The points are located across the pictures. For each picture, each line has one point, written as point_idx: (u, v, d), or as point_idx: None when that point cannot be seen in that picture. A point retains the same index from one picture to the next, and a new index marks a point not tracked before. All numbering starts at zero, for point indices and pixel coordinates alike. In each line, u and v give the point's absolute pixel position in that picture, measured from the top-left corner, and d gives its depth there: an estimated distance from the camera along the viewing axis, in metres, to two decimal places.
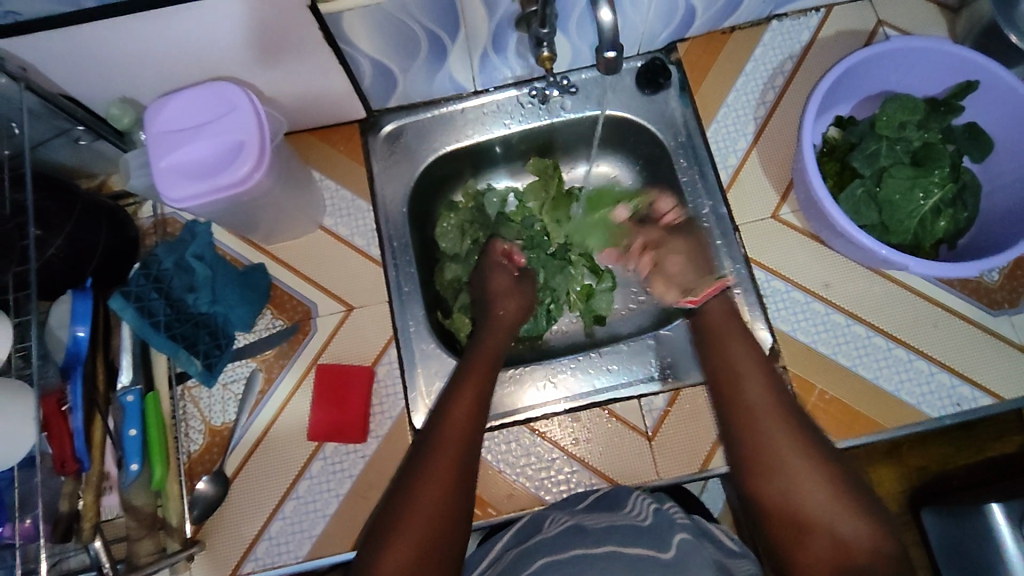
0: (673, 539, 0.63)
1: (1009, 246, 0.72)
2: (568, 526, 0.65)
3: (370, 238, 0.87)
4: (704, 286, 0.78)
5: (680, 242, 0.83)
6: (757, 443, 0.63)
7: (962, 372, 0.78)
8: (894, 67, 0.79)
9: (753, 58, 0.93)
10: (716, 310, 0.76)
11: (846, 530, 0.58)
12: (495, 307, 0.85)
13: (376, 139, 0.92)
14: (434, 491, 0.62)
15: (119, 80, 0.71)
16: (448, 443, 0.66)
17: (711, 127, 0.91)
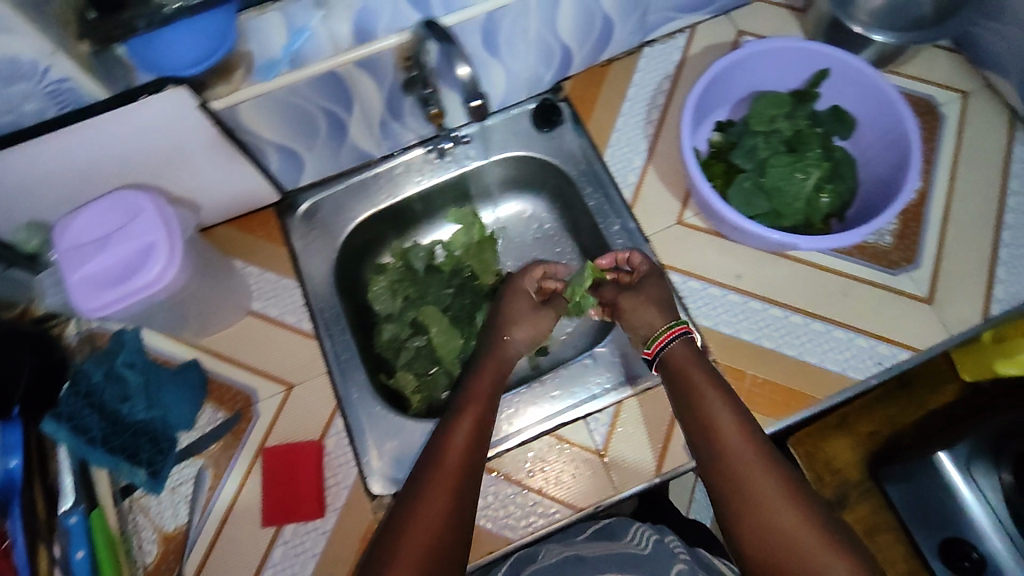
0: (672, 566, 0.65)
1: (886, 207, 0.78)
2: (568, 556, 0.67)
3: (300, 314, 0.88)
4: (664, 329, 0.79)
5: (651, 287, 0.83)
6: (747, 488, 0.64)
7: (878, 333, 0.82)
8: (755, 68, 0.86)
9: (633, 83, 0.99)
10: (680, 357, 0.76)
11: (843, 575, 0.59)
12: (502, 337, 0.85)
13: (293, 220, 0.94)
14: (425, 533, 0.63)
15: (26, 205, 0.74)
16: (441, 482, 0.67)
17: (607, 152, 0.96)
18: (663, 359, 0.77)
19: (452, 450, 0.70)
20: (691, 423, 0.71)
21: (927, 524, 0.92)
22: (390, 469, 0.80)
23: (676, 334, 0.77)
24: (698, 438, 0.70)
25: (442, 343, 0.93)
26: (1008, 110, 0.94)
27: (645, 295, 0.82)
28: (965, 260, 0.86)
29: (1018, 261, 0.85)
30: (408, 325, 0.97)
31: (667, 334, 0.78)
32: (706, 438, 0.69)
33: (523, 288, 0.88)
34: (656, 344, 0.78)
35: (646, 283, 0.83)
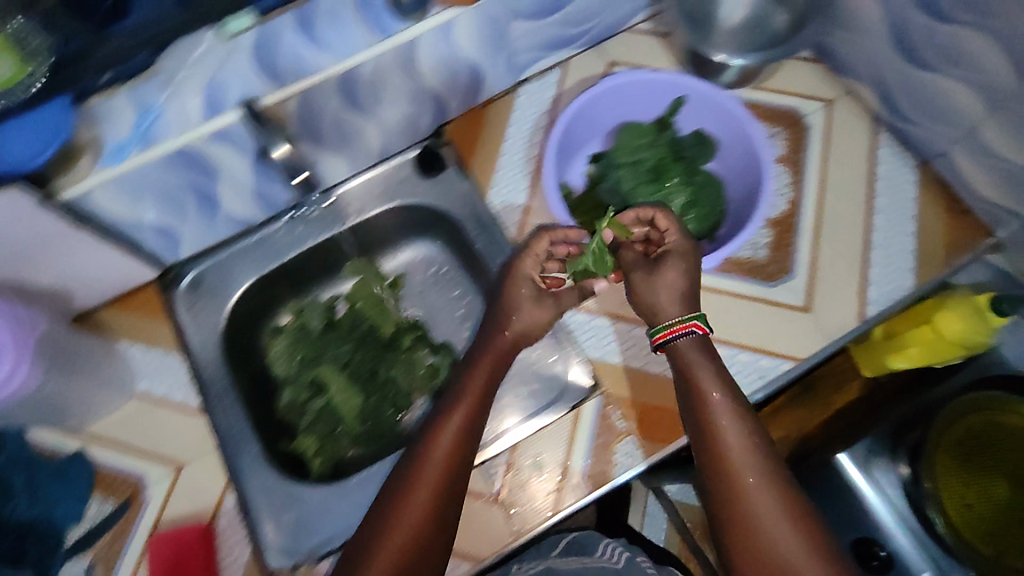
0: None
1: (745, 228, 0.82)
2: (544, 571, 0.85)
3: (186, 390, 0.88)
4: (677, 321, 0.77)
5: (671, 273, 0.79)
6: (728, 478, 0.69)
7: (758, 348, 0.85)
8: (616, 101, 0.88)
9: (512, 122, 1.01)
10: (686, 353, 0.76)
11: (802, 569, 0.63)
12: (506, 329, 0.79)
13: (177, 292, 0.93)
14: (401, 536, 0.67)
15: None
16: (424, 485, 0.69)
17: (492, 192, 0.98)
18: (668, 347, 0.77)
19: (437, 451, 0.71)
20: (690, 409, 0.74)
21: (837, 528, 0.96)
22: (286, 539, 0.79)
23: (684, 331, 0.76)
24: (694, 422, 0.73)
25: (342, 401, 0.94)
26: (867, 115, 0.96)
27: (668, 272, 0.80)
28: (837, 267, 0.88)
29: (888, 261, 0.88)
30: (307, 385, 0.96)
31: (677, 328, 0.76)
32: (700, 424, 0.72)
33: (521, 269, 0.81)
34: (661, 337, 0.77)
35: (667, 266, 0.79)
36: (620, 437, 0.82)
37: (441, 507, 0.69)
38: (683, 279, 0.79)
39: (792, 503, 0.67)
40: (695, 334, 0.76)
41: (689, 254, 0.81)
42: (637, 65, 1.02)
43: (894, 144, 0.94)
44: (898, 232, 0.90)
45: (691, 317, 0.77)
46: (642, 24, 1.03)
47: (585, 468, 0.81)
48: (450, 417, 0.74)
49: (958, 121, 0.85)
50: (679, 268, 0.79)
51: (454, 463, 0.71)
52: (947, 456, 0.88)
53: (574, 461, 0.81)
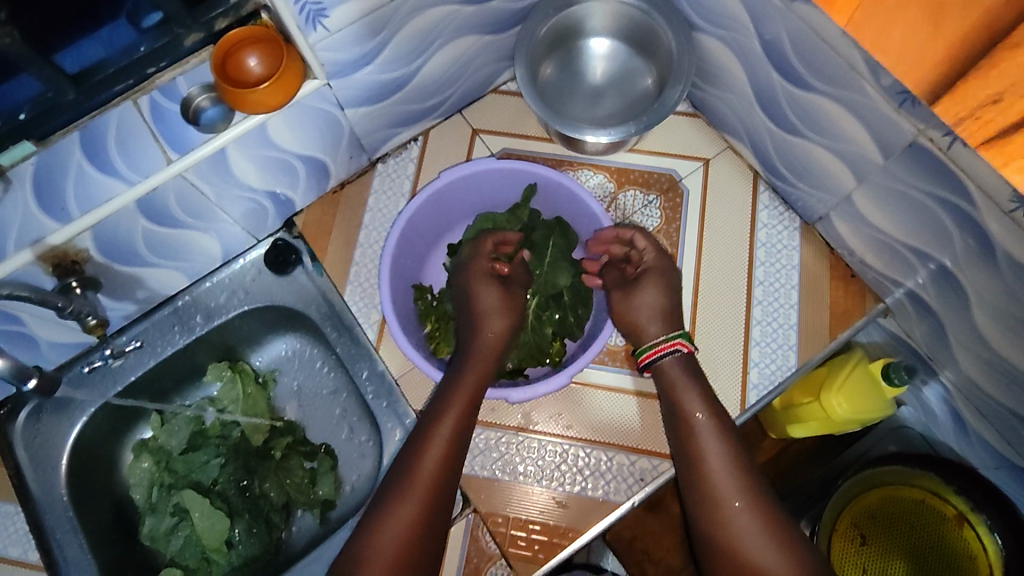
0: None
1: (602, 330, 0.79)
2: None
3: (25, 543, 0.83)
4: (665, 338, 0.76)
5: (651, 291, 0.78)
6: (713, 500, 0.68)
7: (636, 448, 0.80)
8: (466, 191, 0.84)
9: (369, 207, 0.93)
10: (667, 371, 0.75)
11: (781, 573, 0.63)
12: (488, 326, 0.77)
13: (15, 427, 0.86)
14: (392, 548, 0.65)
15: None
16: (414, 495, 0.67)
17: (347, 290, 0.89)
18: (655, 366, 0.76)
19: (427, 460, 0.69)
20: (675, 433, 0.73)
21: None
22: None
23: (665, 350, 0.75)
24: (677, 443, 0.72)
25: (203, 528, 0.86)
26: (749, 172, 0.90)
27: (647, 291, 0.79)
28: (718, 351, 0.82)
29: (769, 340, 0.82)
30: (169, 512, 0.89)
31: (664, 346, 0.75)
32: (686, 446, 0.71)
33: (487, 272, 0.80)
34: (646, 358, 0.76)
35: (647, 282, 0.79)
36: (493, 560, 0.78)
37: (430, 518, 0.67)
38: (665, 294, 0.79)
39: (772, 516, 0.66)
40: (681, 352, 0.76)
41: (670, 275, 0.80)
42: (503, 131, 0.94)
43: (775, 202, 0.88)
44: (782, 305, 0.84)
45: (676, 335, 0.76)
46: (507, 84, 0.96)
47: None
48: (441, 422, 0.71)
49: (834, 189, 0.79)
50: (657, 293, 0.78)
51: (445, 471, 0.69)
52: (843, 540, 0.85)
53: None
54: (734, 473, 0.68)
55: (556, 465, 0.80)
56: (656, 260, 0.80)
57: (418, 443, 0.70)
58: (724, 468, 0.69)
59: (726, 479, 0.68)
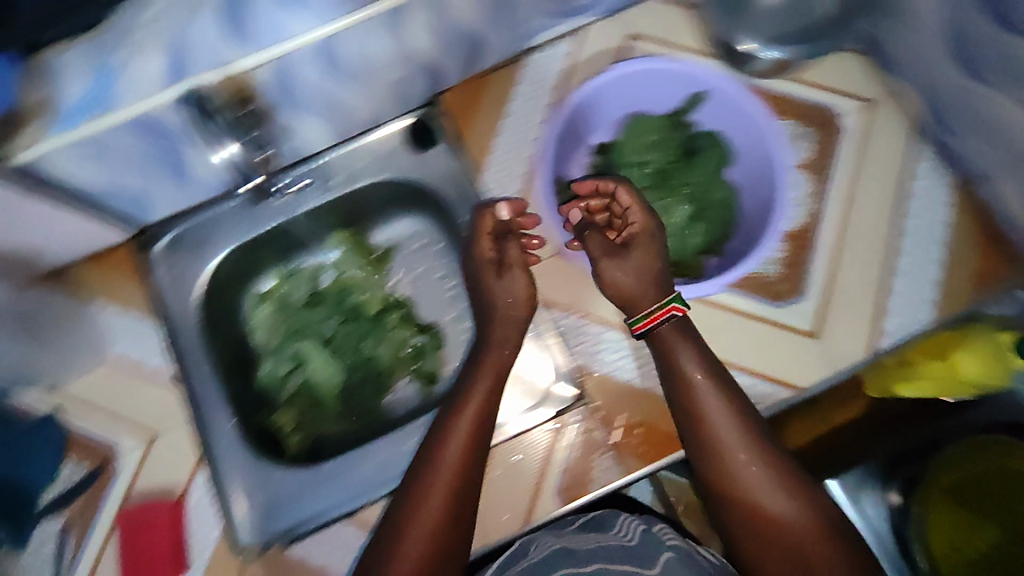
0: (657, 557, 0.69)
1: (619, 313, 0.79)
2: (555, 549, 0.71)
3: (163, 359, 0.87)
4: (659, 308, 0.72)
5: (639, 255, 0.74)
6: (720, 457, 0.69)
7: (759, 371, 0.80)
8: (631, 87, 0.80)
9: (514, 97, 0.93)
10: (669, 340, 0.73)
11: (794, 521, 0.65)
12: (511, 312, 0.78)
13: (154, 253, 0.89)
14: (426, 532, 0.67)
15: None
16: (439, 487, 0.69)
17: (485, 175, 0.91)
18: (651, 333, 0.74)
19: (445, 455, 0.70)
20: (676, 396, 0.73)
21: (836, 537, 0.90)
22: (258, 519, 0.81)
23: (661, 321, 0.72)
24: (681, 408, 0.72)
25: (321, 377, 0.94)
26: (911, 121, 0.87)
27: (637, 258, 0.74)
28: (851, 294, 0.82)
29: (907, 291, 0.82)
30: (288, 359, 0.95)
31: (658, 316, 0.73)
32: (687, 406, 0.71)
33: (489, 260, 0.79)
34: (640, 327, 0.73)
35: (634, 251, 0.75)
36: (601, 450, 0.80)
37: (458, 505, 0.69)
38: (658, 257, 0.74)
39: (780, 467, 0.68)
40: (679, 318, 0.73)
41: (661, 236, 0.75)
42: (658, 41, 0.92)
43: (934, 155, 0.85)
44: (923, 259, 0.82)
45: (670, 300, 0.73)
46: None
47: (561, 481, 0.80)
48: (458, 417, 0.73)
49: (1010, 146, 0.76)
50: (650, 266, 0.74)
51: (467, 465, 0.70)
52: (943, 503, 0.81)
53: (550, 472, 0.80)
54: (741, 433, 0.69)
55: None
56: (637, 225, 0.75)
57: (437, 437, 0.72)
58: (730, 429, 0.69)
59: (734, 438, 0.69)
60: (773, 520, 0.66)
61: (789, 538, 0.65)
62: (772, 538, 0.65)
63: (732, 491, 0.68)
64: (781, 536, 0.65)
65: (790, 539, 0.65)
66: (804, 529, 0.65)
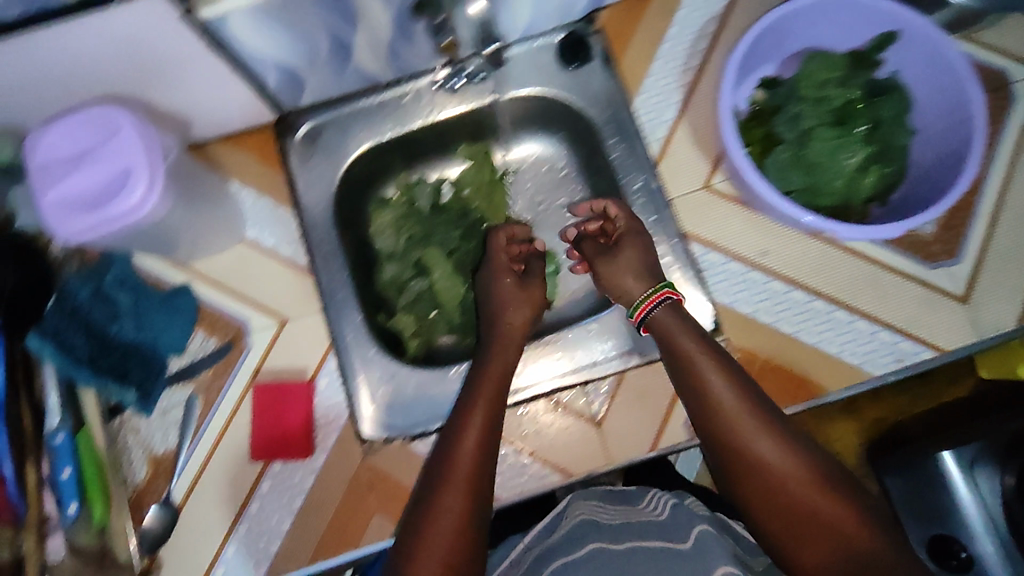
0: (690, 530, 0.69)
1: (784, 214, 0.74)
2: (582, 521, 0.71)
3: (297, 247, 0.85)
4: (645, 297, 0.76)
5: (627, 254, 0.79)
6: (741, 452, 0.65)
7: (902, 329, 0.80)
8: (819, 20, 0.77)
9: (675, 21, 0.88)
10: (668, 325, 0.73)
11: (823, 505, 0.62)
12: (513, 315, 0.79)
13: (293, 141, 0.87)
14: (447, 526, 0.63)
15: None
16: (455, 479, 0.65)
17: (638, 99, 0.87)
18: (650, 323, 0.75)
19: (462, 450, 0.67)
20: (682, 387, 0.71)
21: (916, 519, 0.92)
22: (384, 415, 0.80)
23: (656, 301, 0.75)
24: (688, 399, 0.70)
25: (443, 288, 0.91)
26: None
27: (626, 256, 0.79)
28: (1006, 265, 0.81)
29: None
30: (411, 265, 0.93)
31: (651, 300, 0.75)
32: (699, 401, 0.69)
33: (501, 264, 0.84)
34: (638, 313, 0.75)
35: (624, 244, 0.80)
36: None
37: (477, 496, 0.65)
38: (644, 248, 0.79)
39: (799, 452, 0.64)
40: (672, 301, 0.75)
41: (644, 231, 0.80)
42: None
43: None
44: None
45: (662, 286, 0.76)
46: None
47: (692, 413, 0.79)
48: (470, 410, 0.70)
49: None
50: (637, 269, 0.78)
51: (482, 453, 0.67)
52: None
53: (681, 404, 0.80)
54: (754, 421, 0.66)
55: (815, 322, 0.80)
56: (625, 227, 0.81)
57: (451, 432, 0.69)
58: (745, 416, 0.66)
59: (751, 425, 0.66)
60: (807, 505, 0.62)
61: (830, 522, 0.61)
62: (815, 531, 0.62)
63: (754, 481, 0.65)
64: (816, 520, 0.62)
65: (826, 523, 0.61)
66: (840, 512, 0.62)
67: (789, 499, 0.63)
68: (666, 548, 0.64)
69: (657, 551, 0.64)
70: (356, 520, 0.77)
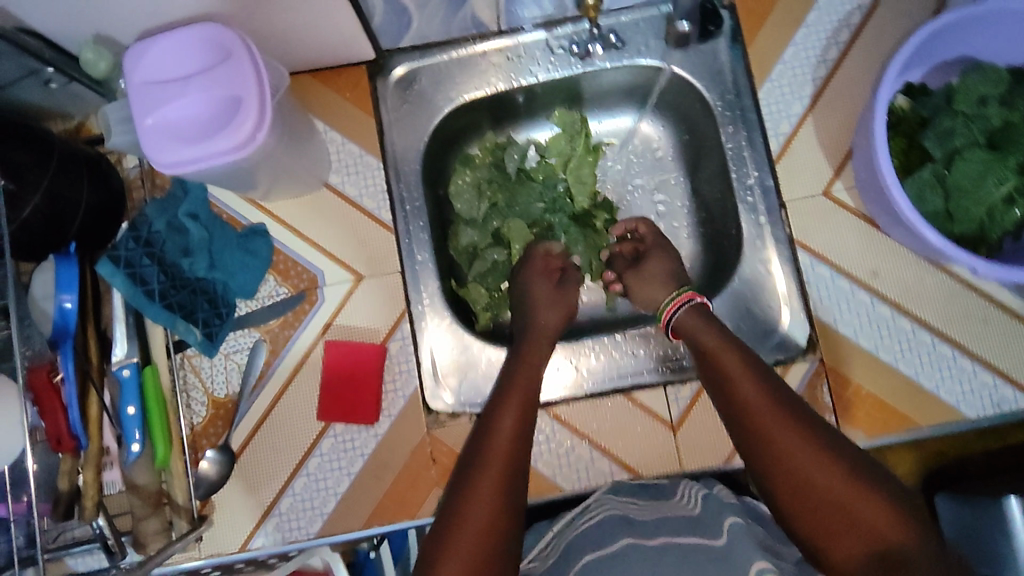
0: (723, 521, 0.61)
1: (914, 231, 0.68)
2: (614, 515, 0.64)
3: (380, 201, 0.80)
4: (670, 299, 0.73)
5: (657, 262, 0.79)
6: (788, 467, 0.58)
7: (1006, 374, 0.75)
8: (984, 30, 0.71)
9: (817, 6, 0.80)
10: (691, 326, 0.70)
11: (869, 510, 0.55)
12: (543, 313, 0.76)
13: (386, 85, 0.81)
14: (483, 516, 0.57)
15: (77, 16, 0.60)
16: (491, 468, 0.61)
17: (763, 88, 0.80)
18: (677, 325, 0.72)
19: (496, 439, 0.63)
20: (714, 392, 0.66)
21: None
22: (463, 396, 0.76)
23: (679, 303, 0.72)
24: (723, 408, 0.65)
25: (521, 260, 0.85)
26: None
27: (656, 267, 0.78)
28: None
29: None
30: (489, 234, 0.87)
31: (672, 305, 0.72)
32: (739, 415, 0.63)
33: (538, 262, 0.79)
34: (664, 313, 0.72)
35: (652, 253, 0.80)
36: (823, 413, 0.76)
37: (511, 485, 0.60)
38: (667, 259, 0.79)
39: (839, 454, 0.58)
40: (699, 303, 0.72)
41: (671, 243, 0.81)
42: None
43: None
44: None
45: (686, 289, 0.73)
46: None
47: None
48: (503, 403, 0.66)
49: None
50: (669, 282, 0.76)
51: (518, 440, 0.63)
52: None
53: None
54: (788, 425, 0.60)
55: (915, 353, 0.76)
56: (652, 239, 0.82)
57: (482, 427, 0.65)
58: (778, 421, 0.61)
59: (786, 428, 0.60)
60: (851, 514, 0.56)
61: (876, 530, 0.55)
62: (864, 541, 0.55)
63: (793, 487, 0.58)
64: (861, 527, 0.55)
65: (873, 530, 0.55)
66: (889, 518, 0.55)
67: (849, 518, 0.56)
68: (698, 545, 0.57)
69: (690, 550, 0.57)
70: (416, 489, 0.75)
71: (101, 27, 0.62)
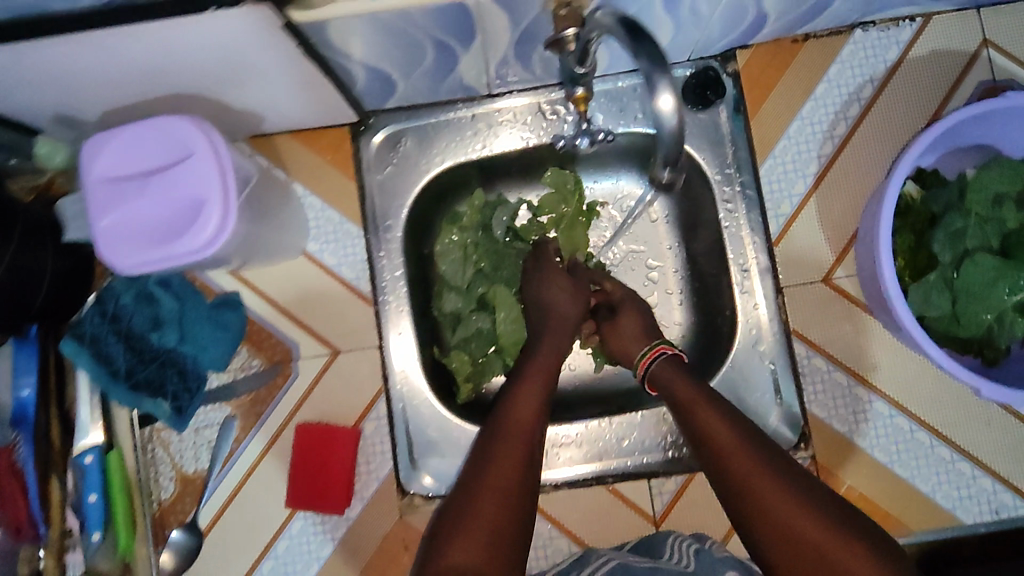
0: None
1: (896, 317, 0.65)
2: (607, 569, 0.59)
3: (360, 271, 0.77)
4: (644, 350, 0.71)
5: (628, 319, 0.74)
6: (752, 506, 0.55)
7: (1005, 478, 0.73)
8: (1002, 123, 0.67)
9: (826, 77, 0.76)
10: (668, 375, 0.67)
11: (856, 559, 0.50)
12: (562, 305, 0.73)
13: (369, 146, 0.77)
14: (507, 478, 0.57)
15: (32, 97, 0.56)
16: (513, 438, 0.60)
17: (765, 164, 0.76)
18: (650, 375, 0.69)
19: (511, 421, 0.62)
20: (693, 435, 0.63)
21: None
22: (441, 481, 0.74)
23: (654, 355, 0.69)
24: (704, 450, 0.62)
25: (506, 331, 0.80)
26: None
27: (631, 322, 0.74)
28: None
29: None
30: (474, 301, 0.82)
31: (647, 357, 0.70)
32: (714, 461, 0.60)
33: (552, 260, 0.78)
34: (640, 366, 0.70)
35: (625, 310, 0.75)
36: None
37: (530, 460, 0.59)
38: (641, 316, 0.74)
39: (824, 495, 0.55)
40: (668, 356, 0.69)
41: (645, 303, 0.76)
42: (1017, 58, 0.75)
43: None
44: None
45: (657, 342, 0.70)
46: None
47: None
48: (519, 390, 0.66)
49: None
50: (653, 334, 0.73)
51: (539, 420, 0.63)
52: None
53: None
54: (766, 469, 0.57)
55: (912, 454, 0.74)
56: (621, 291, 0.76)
57: (497, 416, 0.63)
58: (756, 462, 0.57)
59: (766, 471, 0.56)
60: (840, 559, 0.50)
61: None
62: None
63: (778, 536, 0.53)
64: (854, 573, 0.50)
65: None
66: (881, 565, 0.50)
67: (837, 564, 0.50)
68: None
69: None
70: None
71: (61, 104, 0.58)
